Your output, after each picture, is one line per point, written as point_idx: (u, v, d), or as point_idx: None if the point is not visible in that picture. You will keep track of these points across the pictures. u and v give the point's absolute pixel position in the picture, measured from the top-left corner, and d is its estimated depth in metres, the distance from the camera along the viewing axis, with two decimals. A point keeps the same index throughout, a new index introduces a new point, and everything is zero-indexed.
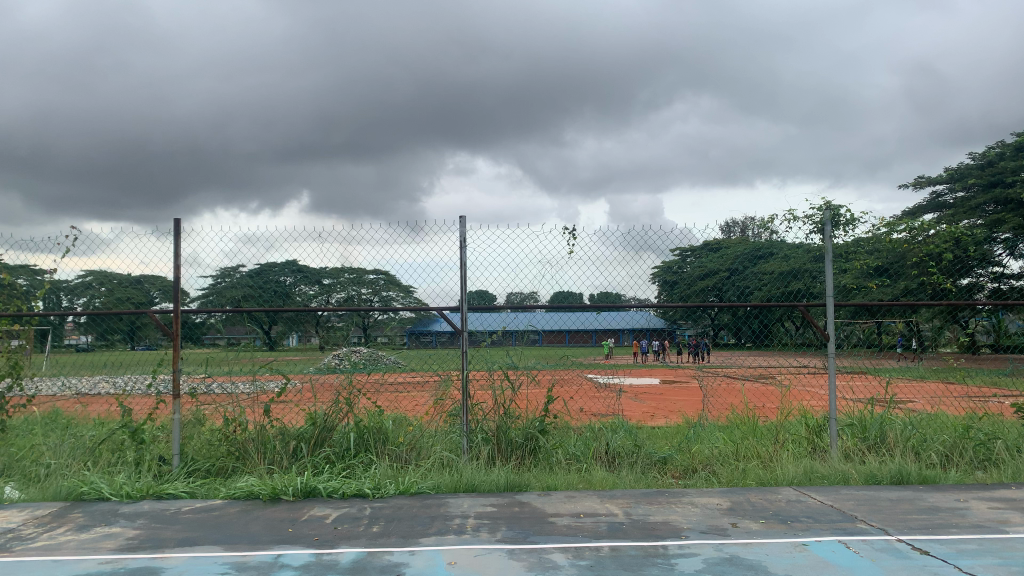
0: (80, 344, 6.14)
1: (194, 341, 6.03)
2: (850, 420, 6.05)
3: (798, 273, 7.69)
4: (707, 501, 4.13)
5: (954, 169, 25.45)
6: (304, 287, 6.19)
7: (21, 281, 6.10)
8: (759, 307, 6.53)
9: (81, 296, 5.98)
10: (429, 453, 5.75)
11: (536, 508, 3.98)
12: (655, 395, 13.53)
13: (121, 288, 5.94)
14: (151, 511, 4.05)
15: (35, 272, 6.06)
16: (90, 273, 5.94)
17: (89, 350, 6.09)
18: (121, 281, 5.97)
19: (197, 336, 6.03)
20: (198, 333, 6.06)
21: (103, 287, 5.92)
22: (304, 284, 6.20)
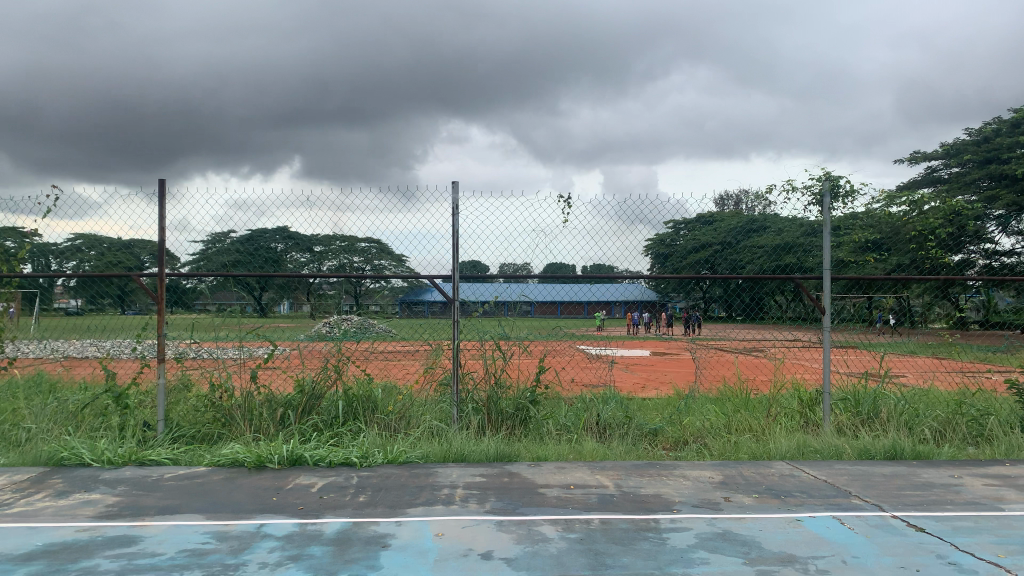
0: (69, 308, 6.05)
1: (184, 306, 5.93)
2: (843, 394, 6.01)
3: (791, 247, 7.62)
4: (700, 474, 4.08)
5: (950, 145, 25.32)
6: (296, 255, 5.95)
7: (8, 244, 5.96)
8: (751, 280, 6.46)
9: (69, 261, 5.84)
10: (418, 422, 5.70)
11: (526, 479, 3.92)
12: (646, 367, 13.53)
13: (111, 253, 5.79)
14: (133, 478, 3.97)
15: (21, 235, 5.92)
16: (79, 236, 5.80)
17: (79, 315, 5.97)
18: (111, 245, 5.82)
19: (187, 302, 5.92)
20: (189, 299, 5.95)
21: (92, 251, 5.79)
22: (295, 251, 5.94)
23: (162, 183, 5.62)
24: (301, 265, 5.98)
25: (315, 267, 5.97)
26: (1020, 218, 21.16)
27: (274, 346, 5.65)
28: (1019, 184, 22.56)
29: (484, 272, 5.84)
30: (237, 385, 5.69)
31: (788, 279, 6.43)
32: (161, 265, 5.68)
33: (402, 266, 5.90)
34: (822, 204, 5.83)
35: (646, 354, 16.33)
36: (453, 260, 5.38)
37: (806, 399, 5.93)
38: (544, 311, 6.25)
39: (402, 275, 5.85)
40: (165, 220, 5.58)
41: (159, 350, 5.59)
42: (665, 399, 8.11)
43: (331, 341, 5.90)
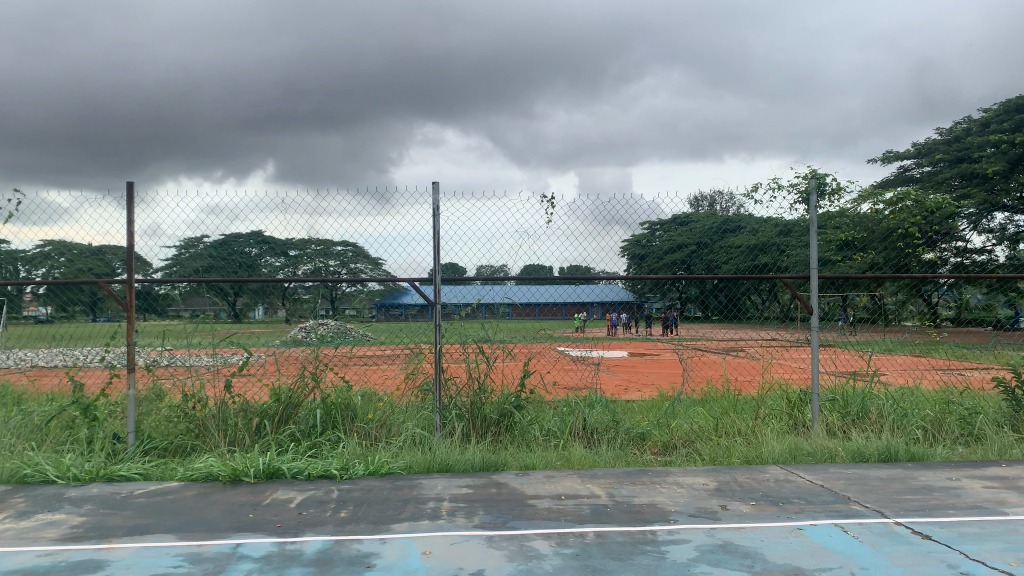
0: (40, 316, 5.75)
1: (157, 313, 5.68)
2: (832, 394, 5.92)
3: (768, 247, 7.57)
4: (693, 480, 3.95)
5: (922, 144, 25.57)
6: (272, 259, 5.82)
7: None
8: (728, 280, 6.38)
9: (39, 267, 5.65)
10: (399, 430, 5.52)
11: (515, 489, 3.77)
12: (627, 368, 13.45)
13: (81, 259, 5.61)
14: (101, 495, 3.76)
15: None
16: (48, 241, 5.60)
17: (49, 323, 5.69)
18: (81, 251, 5.65)
19: (161, 308, 5.69)
20: (162, 305, 5.71)
21: (63, 257, 5.62)
22: (270, 256, 5.82)
23: (129, 185, 5.40)
24: (276, 269, 5.87)
25: (290, 270, 5.87)
26: (990, 215, 21.43)
27: (249, 354, 5.45)
28: (989, 181, 22.85)
29: (463, 275, 5.70)
30: (211, 395, 5.48)
31: (767, 277, 6.33)
32: (130, 271, 5.45)
33: (379, 269, 5.76)
34: (807, 202, 5.74)
35: (625, 355, 16.24)
36: (433, 262, 5.21)
37: (794, 400, 5.84)
38: (522, 314, 6.17)
39: (378, 278, 5.68)
40: (133, 224, 5.37)
41: (129, 359, 5.36)
42: (650, 401, 8.01)
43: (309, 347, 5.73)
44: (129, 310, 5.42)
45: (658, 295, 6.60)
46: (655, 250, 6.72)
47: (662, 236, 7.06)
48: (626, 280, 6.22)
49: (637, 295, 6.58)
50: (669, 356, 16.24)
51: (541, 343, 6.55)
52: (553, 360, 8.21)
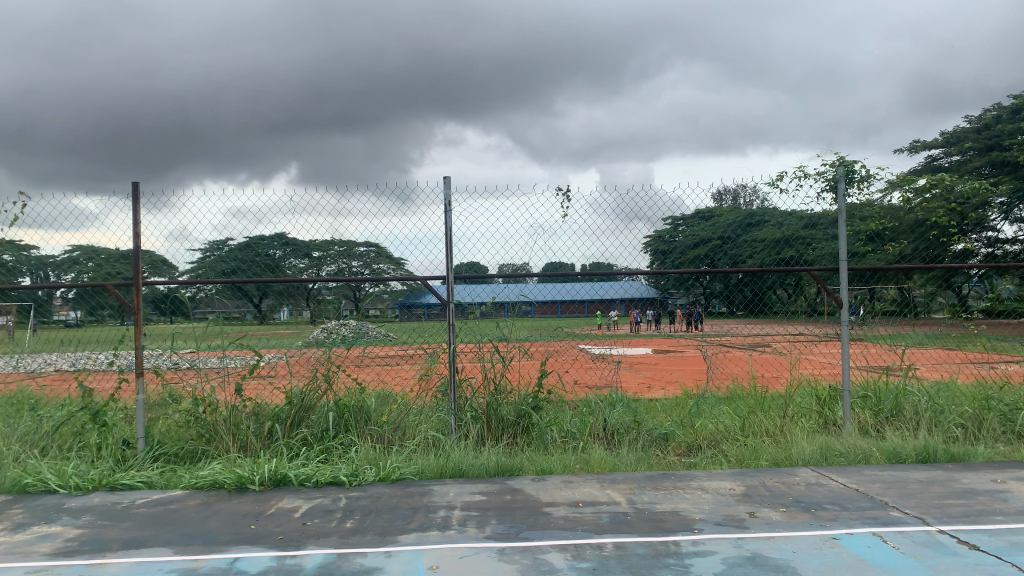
0: (69, 320, 5.65)
1: (183, 315, 5.66)
2: (864, 390, 5.67)
3: (793, 240, 7.32)
4: (719, 485, 3.74)
5: (951, 133, 25.00)
6: (295, 261, 5.66)
7: (6, 257, 5.59)
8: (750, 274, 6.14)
9: (67, 273, 5.50)
10: (414, 433, 5.36)
11: (530, 496, 3.59)
12: (651, 366, 13.21)
13: (108, 264, 5.56)
14: (101, 506, 3.63)
15: (19, 247, 5.54)
16: (78, 247, 5.50)
17: (78, 326, 5.57)
18: (110, 256, 5.57)
19: (187, 310, 5.64)
20: (189, 307, 5.67)
21: (90, 262, 5.51)
22: (293, 258, 5.65)
23: (135, 184, 5.28)
24: (300, 271, 5.69)
25: (314, 272, 5.70)
26: (1022, 204, 20.89)
27: (260, 356, 5.31)
28: (1021, 170, 22.31)
29: (483, 273, 5.51)
30: (221, 399, 5.35)
31: (793, 270, 6.08)
32: (137, 275, 5.35)
33: (402, 269, 5.62)
34: (836, 190, 5.49)
35: (648, 352, 16.02)
36: (446, 260, 5.05)
37: (824, 397, 5.60)
38: (542, 311, 5.89)
39: (399, 277, 5.53)
40: (140, 226, 5.26)
41: (136, 363, 5.26)
42: (674, 400, 7.79)
43: (328, 349, 5.53)
44: (138, 313, 5.35)
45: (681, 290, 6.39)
46: (678, 246, 6.48)
47: (685, 231, 6.81)
48: (647, 276, 6.01)
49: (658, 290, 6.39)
50: (693, 353, 15.99)
51: (559, 341, 6.36)
52: (573, 359, 8.03)
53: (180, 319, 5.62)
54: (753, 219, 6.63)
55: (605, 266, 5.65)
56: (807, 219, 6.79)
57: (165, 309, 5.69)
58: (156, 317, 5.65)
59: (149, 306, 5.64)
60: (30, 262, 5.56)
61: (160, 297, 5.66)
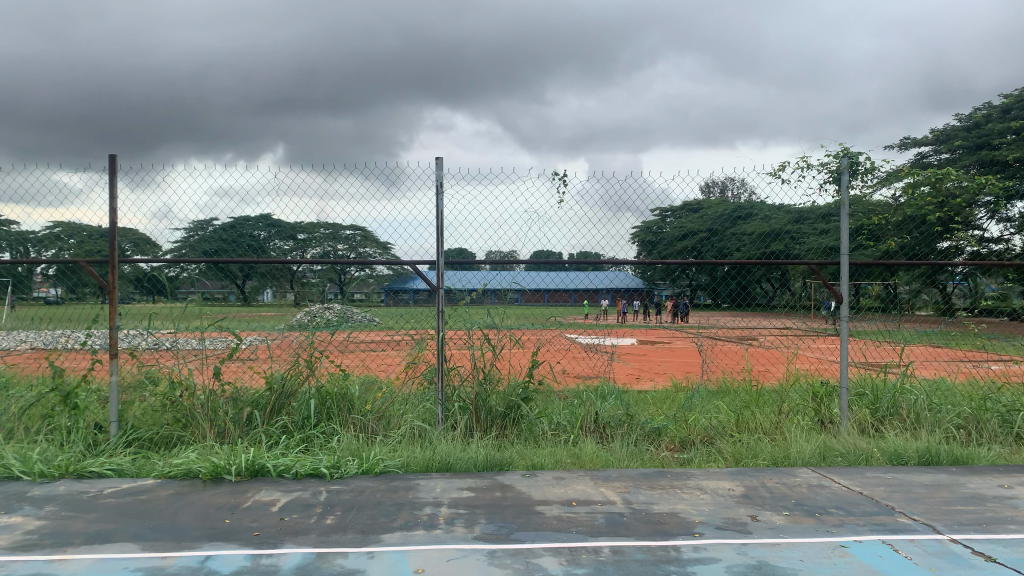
0: (49, 297, 5.42)
1: (167, 295, 5.43)
2: (861, 387, 5.54)
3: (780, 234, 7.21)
4: (718, 485, 3.59)
5: (941, 131, 24.98)
6: (279, 243, 5.48)
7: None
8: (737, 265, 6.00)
9: (48, 249, 5.27)
10: (399, 422, 5.18)
11: (521, 493, 3.42)
12: (638, 358, 13.08)
13: (90, 241, 5.29)
14: (66, 496, 3.43)
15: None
16: (60, 224, 5.29)
17: (59, 304, 5.31)
18: (91, 233, 5.31)
19: (171, 290, 5.43)
20: (173, 288, 5.46)
21: (71, 239, 5.28)
22: (279, 239, 5.50)
23: (113, 157, 5.03)
24: (286, 253, 5.48)
25: (298, 255, 5.48)
26: (1010, 204, 20.89)
27: (241, 340, 5.11)
28: (1009, 169, 22.32)
29: (471, 259, 5.32)
30: (199, 383, 5.14)
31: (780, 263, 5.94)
32: (113, 255, 5.16)
33: (389, 253, 5.39)
34: (838, 182, 5.34)
35: (635, 342, 15.91)
36: (436, 244, 4.85)
37: (821, 393, 5.46)
38: (530, 300, 5.64)
39: (386, 261, 5.31)
40: (116, 200, 5.02)
41: (110, 343, 5.05)
42: (664, 393, 7.66)
43: (312, 333, 5.33)
44: (111, 292, 5.14)
45: (667, 282, 6.19)
46: (666, 236, 6.33)
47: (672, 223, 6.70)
48: (636, 265, 5.83)
49: (646, 281, 6.16)
50: (680, 345, 15.91)
51: (549, 331, 6.19)
52: (563, 349, 7.88)
53: (163, 300, 5.40)
54: (744, 212, 6.49)
55: (599, 256, 5.47)
56: (797, 212, 6.66)
57: (146, 288, 5.43)
58: (139, 297, 5.40)
59: (130, 285, 5.38)
60: (9, 237, 5.31)
61: (142, 275, 5.39)
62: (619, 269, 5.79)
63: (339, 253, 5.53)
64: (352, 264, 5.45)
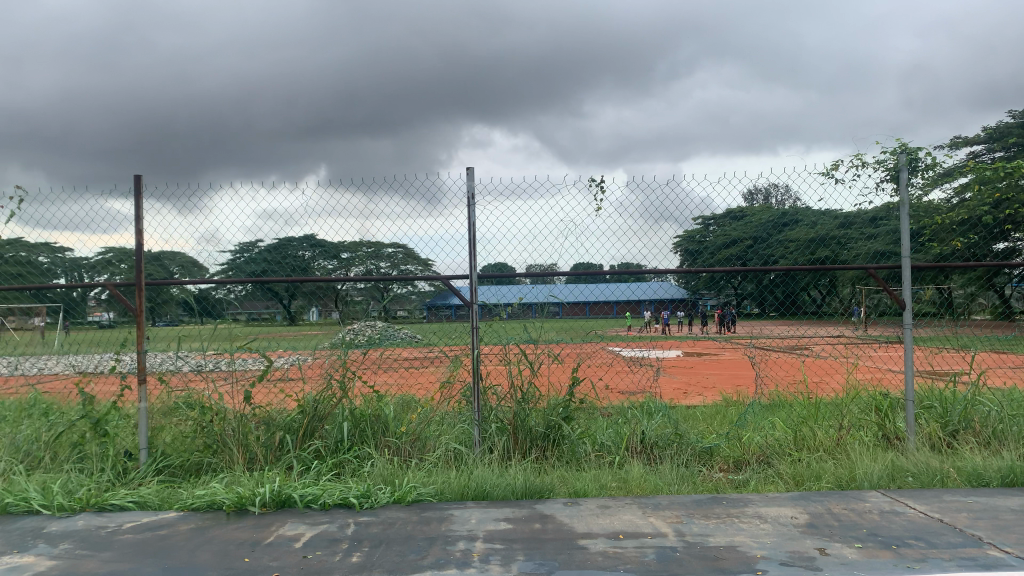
0: (103, 321, 5.31)
1: (211, 317, 5.28)
2: (929, 400, 5.15)
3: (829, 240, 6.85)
4: (779, 513, 3.27)
5: (994, 128, 24.08)
6: (324, 262, 5.31)
7: (41, 259, 5.30)
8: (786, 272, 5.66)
9: (101, 275, 5.22)
10: (434, 445, 4.95)
11: (562, 525, 3.15)
12: (686, 371, 12.70)
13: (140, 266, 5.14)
14: (83, 532, 3.26)
15: (53, 249, 5.23)
16: (112, 249, 5.25)
17: (111, 327, 5.24)
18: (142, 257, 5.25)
19: (216, 311, 5.27)
20: (218, 309, 5.29)
21: (123, 264, 5.20)
22: (323, 259, 5.31)
23: (138, 178, 4.92)
24: (330, 273, 5.31)
25: (342, 274, 5.30)
26: None
27: (271, 361, 4.93)
28: None
29: (509, 273, 5.09)
30: (230, 407, 5.00)
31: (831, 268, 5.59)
32: (140, 276, 5.02)
33: (431, 270, 5.24)
34: (896, 180, 4.98)
35: (680, 354, 15.50)
36: (469, 257, 4.64)
37: (885, 407, 5.08)
38: (571, 313, 5.43)
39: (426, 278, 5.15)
40: (142, 221, 4.91)
41: (139, 368, 4.92)
42: (713, 408, 7.29)
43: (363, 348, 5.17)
44: (139, 314, 5.00)
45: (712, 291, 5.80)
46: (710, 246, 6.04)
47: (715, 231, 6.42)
48: (679, 275, 5.52)
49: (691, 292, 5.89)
50: (728, 357, 15.46)
51: (590, 345, 5.92)
52: (607, 364, 7.56)
53: (205, 321, 5.27)
54: (787, 219, 6.16)
55: (642, 265, 5.19)
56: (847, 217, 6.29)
57: (196, 310, 5.33)
58: (186, 318, 5.32)
59: (179, 307, 5.36)
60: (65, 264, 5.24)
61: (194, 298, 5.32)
62: (661, 279, 5.48)
63: (382, 271, 5.31)
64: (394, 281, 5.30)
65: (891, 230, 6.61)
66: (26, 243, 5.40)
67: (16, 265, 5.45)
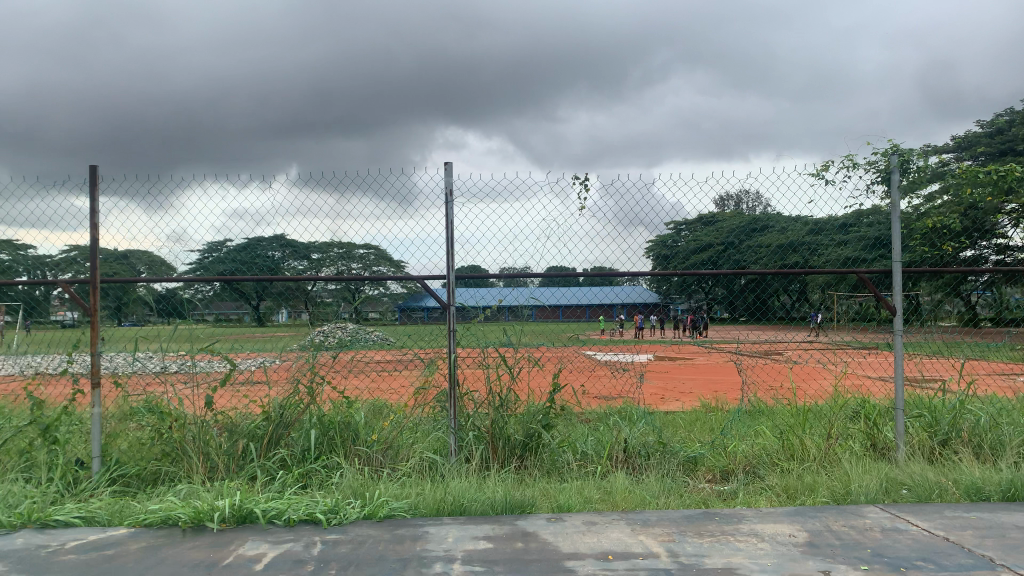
0: (66, 321, 5.02)
1: (182, 316, 5.05)
2: (918, 409, 5.01)
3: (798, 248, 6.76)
4: (775, 531, 3.08)
5: (963, 138, 24.37)
6: (294, 264, 5.04)
7: (3, 257, 5.00)
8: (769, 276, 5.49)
9: (66, 273, 4.97)
10: (407, 454, 4.70)
11: (546, 545, 2.92)
12: (661, 376, 12.56)
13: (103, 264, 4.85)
14: (21, 553, 2.97)
15: (14, 247, 4.93)
16: (77, 247, 4.94)
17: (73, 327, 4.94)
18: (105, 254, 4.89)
19: (185, 311, 5.06)
20: (187, 309, 5.09)
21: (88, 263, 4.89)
22: (294, 259, 5.04)
23: (93, 168, 4.61)
24: (300, 273, 5.06)
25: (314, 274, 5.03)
26: None
27: (235, 363, 4.65)
28: None
29: (485, 274, 4.85)
30: (191, 413, 4.71)
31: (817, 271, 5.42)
32: (94, 275, 4.68)
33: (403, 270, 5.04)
34: (888, 181, 4.84)
35: (654, 358, 15.38)
36: (446, 256, 4.40)
37: (874, 416, 4.92)
38: (546, 315, 5.18)
39: (398, 279, 4.91)
40: (98, 214, 4.60)
41: (92, 372, 4.60)
42: (693, 415, 7.11)
43: (332, 351, 4.90)
44: (94, 314, 4.67)
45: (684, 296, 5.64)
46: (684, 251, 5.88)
47: (687, 237, 6.26)
48: (652, 279, 5.36)
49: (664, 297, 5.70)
50: (702, 362, 15.38)
51: (568, 349, 5.71)
52: (585, 369, 7.35)
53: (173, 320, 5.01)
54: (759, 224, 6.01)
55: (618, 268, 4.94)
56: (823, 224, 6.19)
57: (161, 309, 5.11)
58: (155, 319, 5.04)
59: (147, 306, 5.09)
60: (28, 262, 4.97)
61: (161, 296, 5.12)
62: (634, 283, 5.31)
63: (353, 272, 5.09)
64: (365, 282, 5.03)
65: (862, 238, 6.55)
66: None
67: None
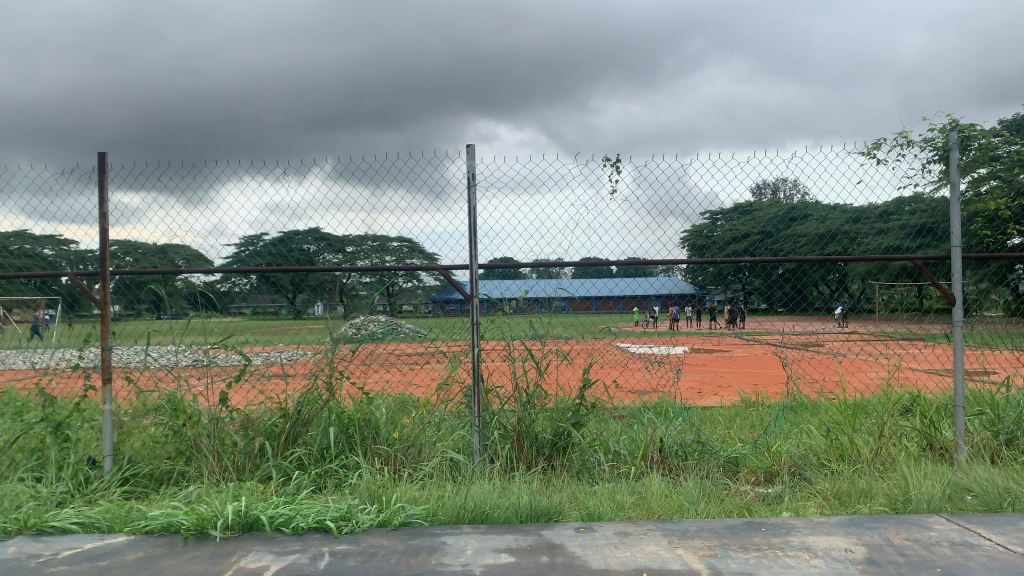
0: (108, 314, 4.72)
1: (219, 309, 4.75)
2: (979, 407, 4.64)
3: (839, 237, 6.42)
4: (830, 545, 2.76)
5: (1012, 120, 23.45)
6: (329, 256, 4.79)
7: (46, 252, 4.79)
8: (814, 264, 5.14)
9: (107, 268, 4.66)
10: (430, 453, 4.46)
11: (574, 559, 2.65)
12: (699, 369, 12.20)
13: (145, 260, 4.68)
14: (9, 563, 2.78)
15: (57, 241, 4.72)
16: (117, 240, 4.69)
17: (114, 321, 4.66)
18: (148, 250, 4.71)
19: (223, 304, 4.75)
20: (225, 302, 4.78)
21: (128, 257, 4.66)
22: (329, 254, 4.80)
23: (102, 155, 4.41)
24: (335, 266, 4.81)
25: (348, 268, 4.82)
26: None
27: (249, 358, 4.42)
28: None
29: (514, 263, 4.57)
30: (205, 409, 4.50)
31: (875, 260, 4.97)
32: (105, 266, 4.49)
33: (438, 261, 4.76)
34: (947, 159, 4.47)
35: (690, 351, 14.99)
36: (469, 243, 4.14)
37: (931, 414, 4.56)
38: (580, 308, 4.88)
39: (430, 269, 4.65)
40: (106, 204, 4.38)
41: (102, 367, 4.42)
42: (733, 410, 6.77)
43: (357, 344, 4.67)
44: (104, 306, 4.49)
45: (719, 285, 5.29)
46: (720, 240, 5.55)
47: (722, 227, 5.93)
48: (683, 270, 5.07)
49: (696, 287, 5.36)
50: (740, 354, 14.95)
51: (600, 341, 5.41)
52: (619, 363, 7.04)
53: (213, 313, 4.73)
54: (795, 214, 5.64)
55: (651, 259, 4.61)
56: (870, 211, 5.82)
57: (201, 303, 4.80)
58: (192, 311, 4.78)
59: (184, 300, 4.82)
60: (71, 257, 4.79)
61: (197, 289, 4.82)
62: (668, 273, 5.06)
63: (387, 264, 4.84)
64: (398, 275, 4.85)
65: (901, 227, 6.19)
66: (32, 235, 4.86)
67: (22, 258, 4.90)
